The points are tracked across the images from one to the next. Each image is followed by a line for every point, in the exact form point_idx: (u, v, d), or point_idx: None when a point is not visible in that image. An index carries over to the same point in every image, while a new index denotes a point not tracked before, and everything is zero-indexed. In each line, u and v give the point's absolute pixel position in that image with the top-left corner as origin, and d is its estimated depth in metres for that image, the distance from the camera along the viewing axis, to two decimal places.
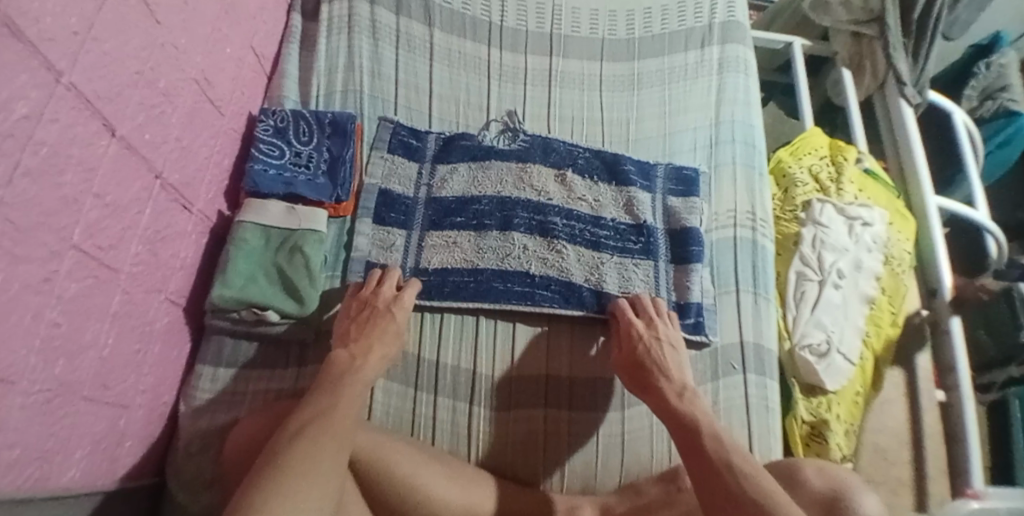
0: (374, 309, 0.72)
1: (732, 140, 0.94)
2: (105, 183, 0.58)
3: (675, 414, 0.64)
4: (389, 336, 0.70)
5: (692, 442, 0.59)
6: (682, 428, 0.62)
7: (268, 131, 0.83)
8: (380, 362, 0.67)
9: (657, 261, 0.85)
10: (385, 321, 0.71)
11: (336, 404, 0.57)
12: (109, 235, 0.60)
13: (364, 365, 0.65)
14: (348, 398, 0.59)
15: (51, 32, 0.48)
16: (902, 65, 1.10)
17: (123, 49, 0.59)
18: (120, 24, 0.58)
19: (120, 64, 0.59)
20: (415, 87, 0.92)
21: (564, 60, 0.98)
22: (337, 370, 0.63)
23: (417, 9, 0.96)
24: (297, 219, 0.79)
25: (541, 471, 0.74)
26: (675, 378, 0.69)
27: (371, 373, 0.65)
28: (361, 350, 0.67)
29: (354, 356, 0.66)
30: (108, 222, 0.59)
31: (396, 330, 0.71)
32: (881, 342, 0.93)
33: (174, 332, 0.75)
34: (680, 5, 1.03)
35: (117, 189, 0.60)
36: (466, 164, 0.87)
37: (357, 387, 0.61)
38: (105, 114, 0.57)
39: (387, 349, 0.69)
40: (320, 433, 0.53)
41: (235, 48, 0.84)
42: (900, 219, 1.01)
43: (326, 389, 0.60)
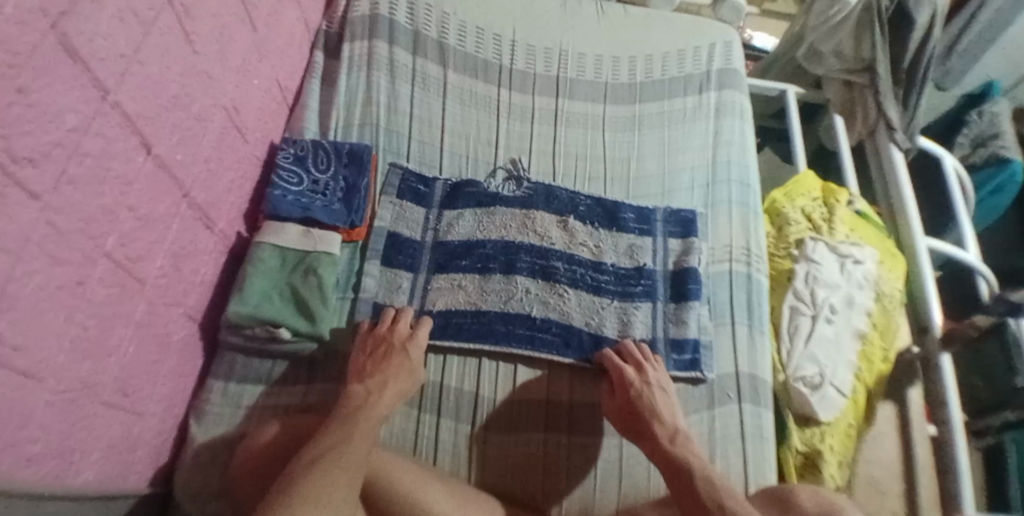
0: (389, 346, 0.75)
1: (728, 179, 0.99)
2: (140, 197, 0.63)
3: (670, 459, 0.68)
4: (403, 374, 0.72)
5: (684, 486, 0.65)
6: (673, 468, 0.67)
7: (289, 159, 0.88)
8: (392, 399, 0.70)
9: (655, 302, 0.88)
10: (399, 359, 0.74)
11: (350, 439, 0.60)
12: (138, 246, 0.64)
13: (378, 400, 0.68)
14: (360, 432, 0.62)
15: (102, 53, 0.53)
16: (891, 112, 1.15)
17: (164, 74, 0.65)
18: (163, 51, 0.64)
19: (160, 88, 0.64)
20: (428, 122, 0.97)
21: (569, 101, 1.04)
22: (354, 405, 0.67)
23: (433, 50, 1.02)
24: (311, 242, 0.83)
25: (545, 494, 0.75)
26: (668, 422, 0.73)
27: (383, 410, 0.67)
28: (376, 385, 0.70)
29: (369, 392, 0.69)
30: (138, 233, 0.63)
31: (410, 370, 0.74)
32: (874, 378, 0.95)
33: (189, 346, 0.78)
34: (679, 53, 1.09)
35: (150, 204, 0.65)
36: (472, 210, 0.91)
37: (370, 422, 0.64)
38: (144, 133, 0.62)
39: (401, 386, 0.72)
40: (331, 467, 0.56)
41: (262, 79, 0.90)
42: (890, 258, 1.05)
43: (340, 422, 0.63)
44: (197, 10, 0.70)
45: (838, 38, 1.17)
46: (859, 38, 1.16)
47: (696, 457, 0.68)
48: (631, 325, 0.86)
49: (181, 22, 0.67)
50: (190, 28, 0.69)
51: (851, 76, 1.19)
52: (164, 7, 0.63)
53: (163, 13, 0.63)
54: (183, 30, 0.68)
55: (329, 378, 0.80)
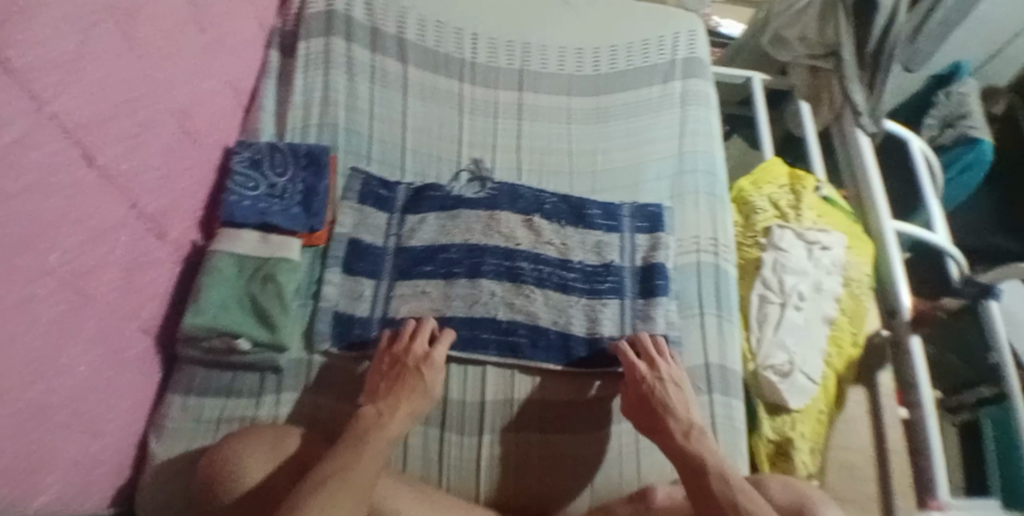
0: (404, 367, 0.74)
1: (695, 169, 0.99)
2: (86, 209, 0.60)
3: (683, 455, 0.68)
4: (415, 394, 0.71)
5: (700, 487, 0.64)
6: (687, 465, 0.67)
7: (244, 163, 0.85)
8: (405, 418, 0.69)
9: (623, 299, 0.88)
10: (413, 380, 0.72)
11: (357, 461, 0.60)
12: (85, 262, 0.61)
13: (390, 421, 0.67)
14: (370, 453, 0.62)
15: (38, 64, 0.51)
16: (857, 95, 1.14)
17: (106, 81, 0.62)
18: (104, 58, 0.61)
19: (102, 95, 0.61)
20: (389, 120, 0.95)
21: (533, 94, 1.02)
22: (366, 426, 0.66)
23: (392, 47, 1.00)
24: (270, 248, 0.81)
25: (549, 496, 0.75)
26: (682, 417, 0.72)
27: (395, 430, 0.67)
28: (388, 406, 0.69)
29: (381, 412, 0.68)
30: (85, 248, 0.61)
31: (424, 389, 0.72)
32: (843, 363, 0.96)
33: (146, 361, 0.76)
34: (643, 42, 1.08)
35: (96, 217, 0.62)
36: (436, 214, 0.89)
37: (378, 443, 0.63)
38: (85, 145, 0.59)
39: (415, 405, 0.70)
40: (337, 489, 0.56)
41: (213, 82, 0.85)
42: (859, 243, 1.06)
43: (349, 443, 0.63)
44: (137, 13, 0.67)
45: (801, 24, 1.18)
46: (823, 23, 1.15)
47: (713, 455, 0.67)
48: (602, 322, 0.85)
49: (119, 27, 0.64)
50: (130, 32, 0.66)
51: (815, 61, 1.20)
52: (99, 11, 0.60)
53: (99, 19, 0.60)
54: (123, 34, 0.65)
55: (293, 387, 0.78)
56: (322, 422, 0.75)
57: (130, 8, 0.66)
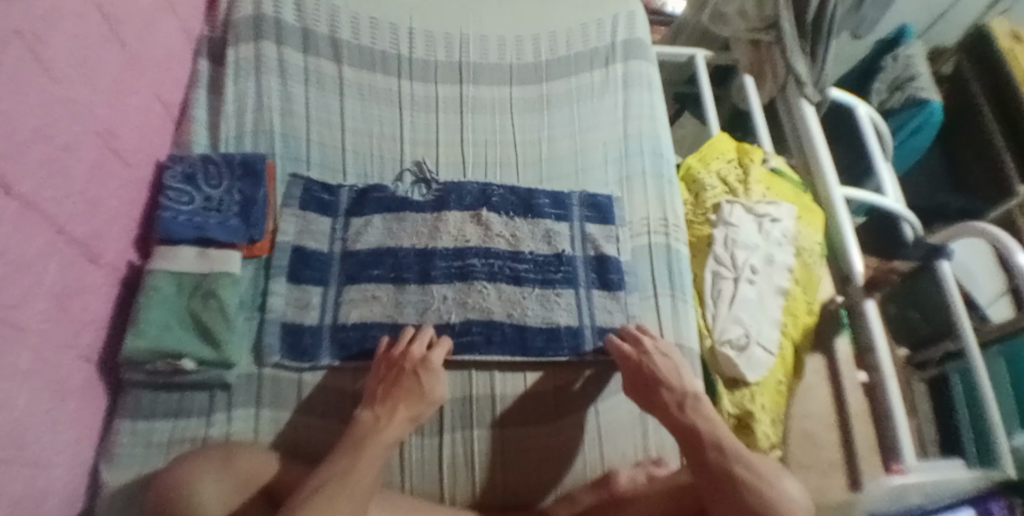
0: (402, 371, 0.73)
1: (641, 151, 0.99)
2: (10, 240, 0.56)
3: (683, 426, 0.67)
4: (413, 398, 0.70)
5: (698, 455, 0.63)
6: (686, 435, 0.66)
7: (177, 178, 0.82)
8: (404, 423, 0.68)
9: (576, 288, 0.87)
10: (412, 385, 0.71)
11: (355, 466, 0.59)
12: (14, 291, 0.57)
13: (387, 426, 0.66)
14: (367, 459, 0.61)
15: None
16: (799, 67, 1.14)
17: (20, 107, 0.56)
18: (16, 82, 0.55)
19: (19, 122, 0.56)
20: (327, 123, 0.93)
21: (474, 87, 1.01)
22: (361, 431, 0.66)
23: (325, 47, 0.98)
24: (209, 263, 0.79)
25: (534, 491, 0.76)
26: (676, 387, 0.71)
27: (392, 436, 0.66)
28: (386, 411, 0.68)
29: (379, 418, 0.67)
30: (12, 279, 0.57)
31: (423, 393, 0.71)
32: (799, 331, 0.97)
33: (89, 388, 0.73)
34: (583, 27, 1.09)
35: (19, 246, 0.58)
36: (381, 216, 0.88)
37: (376, 449, 0.63)
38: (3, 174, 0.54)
39: (414, 410, 0.69)
40: (337, 492, 0.55)
41: (139, 96, 0.80)
42: (809, 212, 1.07)
43: (347, 451, 0.62)
44: (50, 33, 0.61)
45: None
46: None
47: (709, 422, 0.66)
48: (556, 312, 0.85)
49: (33, 49, 0.58)
50: (46, 56, 0.60)
51: (757, 34, 1.19)
52: (11, 36, 0.54)
53: (11, 43, 0.54)
54: (37, 57, 0.59)
55: (246, 403, 0.76)
56: (284, 441, 0.74)
57: (44, 30, 0.59)
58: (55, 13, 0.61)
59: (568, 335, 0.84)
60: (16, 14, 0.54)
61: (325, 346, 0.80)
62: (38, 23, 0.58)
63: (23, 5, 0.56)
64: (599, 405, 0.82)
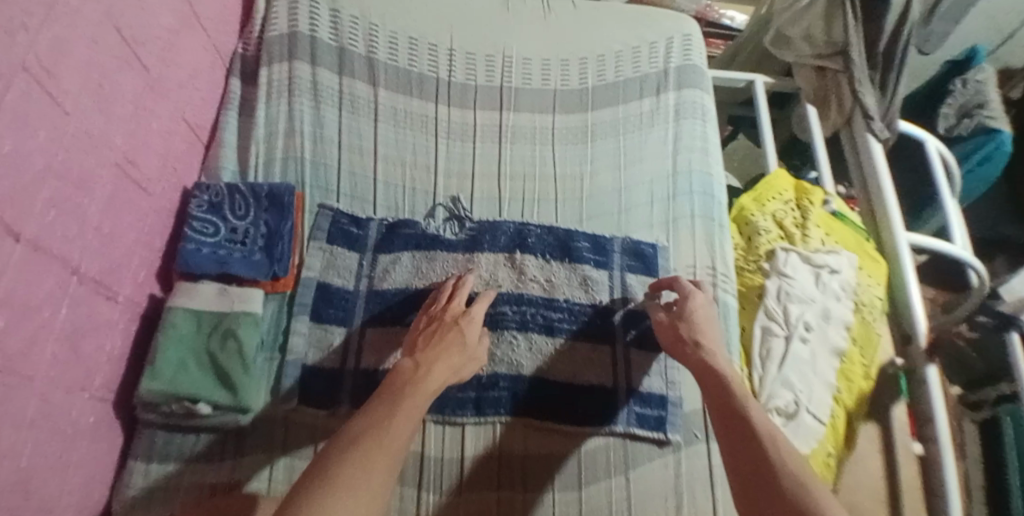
0: (441, 324, 0.70)
1: (690, 191, 0.92)
2: (15, 286, 0.52)
3: (714, 382, 0.64)
4: (456, 349, 0.67)
5: (729, 418, 0.60)
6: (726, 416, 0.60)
7: (202, 207, 0.79)
8: (444, 372, 0.63)
9: (614, 345, 0.82)
10: (452, 335, 0.68)
11: (392, 418, 0.54)
12: (21, 335, 0.54)
13: (427, 374, 0.62)
14: (408, 406, 0.57)
15: None
16: (868, 99, 1.06)
17: (26, 147, 0.52)
18: (23, 120, 0.52)
19: (25, 163, 0.52)
20: (359, 149, 0.89)
21: (514, 114, 0.95)
22: (400, 379, 0.61)
23: (361, 68, 0.93)
24: (229, 301, 0.75)
25: None
26: (717, 349, 0.69)
27: (435, 383, 0.61)
28: (427, 359, 0.64)
29: (417, 367, 0.63)
30: (18, 327, 0.54)
31: (464, 347, 0.68)
32: (853, 398, 0.89)
33: (102, 427, 0.70)
34: (633, 50, 1.02)
35: (27, 291, 0.54)
36: (410, 254, 0.83)
37: (417, 399, 0.58)
38: (6, 219, 0.51)
39: (454, 362, 0.65)
40: (374, 444, 0.51)
41: (164, 121, 0.77)
42: (872, 262, 0.98)
43: (384, 400, 0.57)
44: (60, 65, 0.57)
45: (806, 22, 1.09)
46: (829, 19, 1.07)
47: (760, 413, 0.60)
48: (588, 371, 0.80)
49: (42, 85, 0.54)
50: (56, 89, 0.56)
51: (823, 61, 1.10)
52: (15, 72, 0.50)
53: (16, 80, 0.50)
54: (46, 91, 0.55)
55: (260, 449, 0.72)
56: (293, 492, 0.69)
57: (53, 62, 0.56)
58: (66, 43, 0.57)
59: (601, 402, 0.78)
60: (22, 48, 0.51)
61: (344, 394, 0.75)
62: (46, 55, 0.54)
63: (28, 37, 0.52)
64: (630, 472, 0.75)
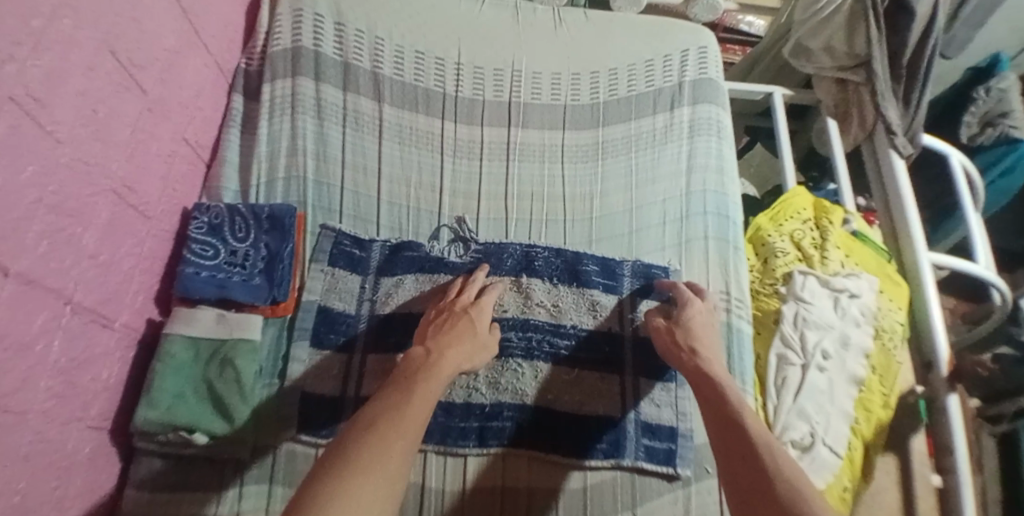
0: (451, 315, 0.70)
1: (704, 212, 0.89)
2: (5, 323, 0.51)
3: (704, 381, 0.64)
4: (468, 337, 0.66)
5: (721, 413, 0.59)
6: (726, 423, 0.58)
7: (202, 229, 0.77)
8: (457, 357, 0.63)
9: (623, 374, 0.79)
10: (463, 324, 0.68)
11: (406, 402, 0.53)
12: (13, 373, 0.53)
13: (440, 359, 0.61)
14: (423, 389, 0.56)
15: None
16: (891, 113, 1.02)
17: (16, 180, 0.51)
18: (13, 153, 0.50)
19: (15, 197, 0.51)
20: (363, 168, 0.87)
21: (523, 131, 0.93)
22: (413, 364, 0.60)
23: (366, 84, 0.91)
24: (227, 327, 0.74)
25: None
26: (711, 350, 0.69)
27: (449, 367, 0.61)
28: (439, 346, 0.64)
29: (429, 353, 0.62)
30: (10, 364, 0.52)
31: (475, 335, 0.67)
32: (871, 429, 0.85)
33: (99, 456, 0.69)
34: (646, 64, 0.98)
35: (19, 327, 0.53)
36: (413, 277, 0.80)
37: (431, 383, 0.57)
38: None
39: (467, 349, 0.65)
40: (388, 429, 0.49)
41: (163, 142, 0.76)
42: (893, 286, 0.94)
43: (399, 384, 0.57)
44: (52, 95, 0.55)
45: (827, 33, 1.04)
46: (851, 31, 1.02)
47: (759, 423, 0.58)
48: (595, 401, 0.77)
49: (33, 116, 0.52)
50: (49, 119, 0.55)
51: (844, 73, 1.07)
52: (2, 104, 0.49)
53: (4, 112, 0.49)
54: (36, 121, 0.53)
55: (257, 478, 0.70)
56: None
57: (45, 92, 0.54)
58: (58, 71, 0.56)
59: (607, 434, 0.75)
60: (9, 80, 0.49)
61: (343, 422, 0.73)
62: (36, 85, 0.53)
63: (16, 68, 0.50)
64: (637, 509, 0.72)
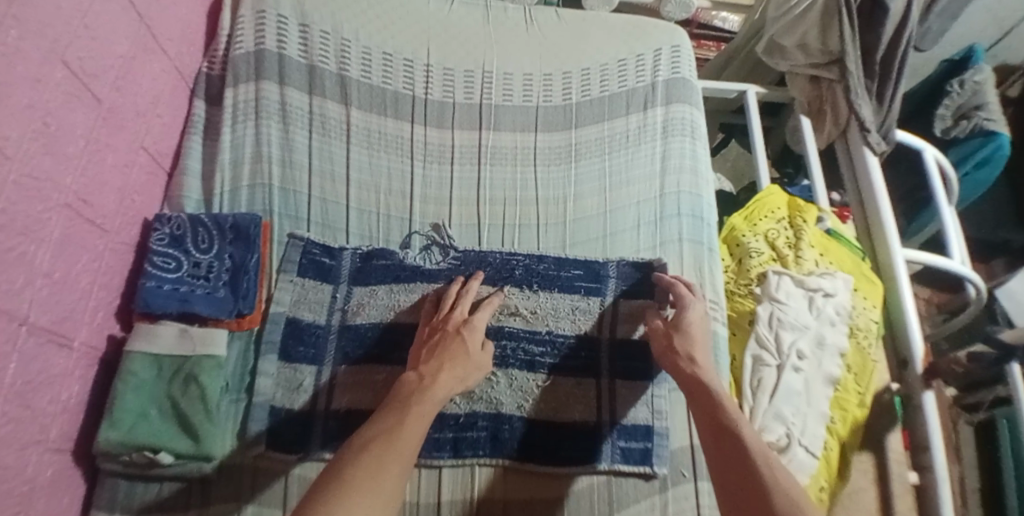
0: (444, 333, 0.69)
1: (678, 214, 0.88)
2: None
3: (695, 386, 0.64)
4: (460, 358, 0.65)
5: (719, 423, 0.59)
6: (722, 441, 0.57)
7: (162, 241, 0.75)
8: (450, 382, 0.62)
9: (599, 379, 0.78)
10: (455, 345, 0.67)
11: (400, 429, 0.54)
12: None
13: (433, 383, 0.61)
14: (415, 415, 0.56)
15: None
16: (865, 110, 1.02)
17: None
18: None
19: None
20: (331, 175, 0.85)
21: (494, 133, 0.92)
22: (407, 389, 0.61)
23: (332, 88, 0.89)
24: (191, 343, 0.71)
25: None
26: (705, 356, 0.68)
27: (441, 393, 0.60)
28: (432, 369, 0.63)
29: (423, 377, 0.62)
30: None
31: (468, 355, 0.66)
32: (848, 428, 0.86)
33: (61, 479, 0.67)
34: (620, 63, 0.97)
35: None
36: (386, 287, 0.79)
37: (424, 408, 0.57)
38: None
39: (459, 370, 0.64)
40: (382, 455, 0.50)
41: (120, 153, 0.74)
42: (866, 283, 0.95)
43: (393, 411, 0.57)
44: None
45: (801, 30, 1.03)
46: (825, 27, 1.01)
47: (752, 430, 0.58)
48: (571, 408, 0.76)
49: None
50: None
51: (819, 70, 1.07)
52: None
53: None
54: None
55: (226, 499, 0.68)
56: None
57: None
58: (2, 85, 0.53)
59: (584, 440, 0.75)
60: None
61: (314, 437, 0.72)
62: None
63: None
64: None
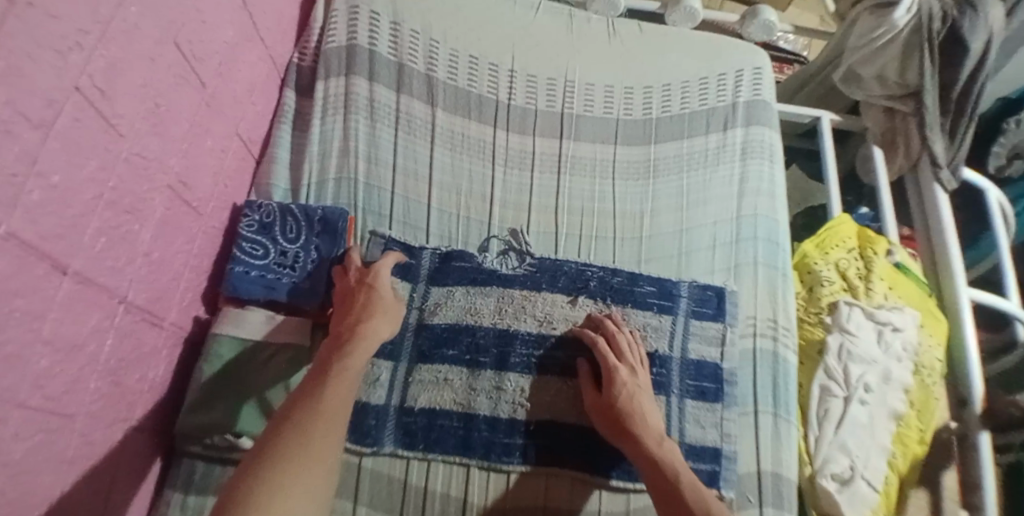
0: (352, 289, 0.70)
1: (754, 237, 0.88)
2: (59, 326, 0.48)
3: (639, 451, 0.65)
4: (373, 306, 0.67)
5: (668, 490, 0.61)
6: (667, 501, 0.60)
7: (252, 228, 0.76)
8: (371, 328, 0.64)
9: (670, 397, 0.77)
10: (365, 295, 0.69)
11: (321, 392, 0.54)
12: (66, 375, 0.51)
13: (354, 335, 0.62)
14: (338, 375, 0.57)
15: (9, 169, 0.39)
16: (937, 147, 1.02)
17: (76, 176, 0.48)
18: (73, 147, 0.47)
19: (76, 195, 0.48)
20: (415, 174, 0.85)
21: (574, 143, 0.92)
22: (326, 351, 0.61)
23: (419, 87, 0.89)
24: (276, 331, 0.73)
25: None
26: (641, 406, 0.69)
27: (365, 341, 0.62)
28: (350, 325, 0.64)
29: (342, 335, 0.63)
30: (61, 367, 0.49)
31: (381, 300, 0.68)
32: (908, 464, 0.85)
33: (142, 459, 0.67)
34: (701, 82, 0.97)
35: (72, 328, 0.51)
36: (463, 289, 0.79)
37: (348, 363, 0.58)
38: (55, 255, 0.46)
39: (378, 316, 0.66)
40: (300, 421, 0.51)
41: (217, 139, 0.74)
42: (931, 319, 0.94)
43: (314, 374, 0.57)
44: (115, 87, 0.52)
45: (880, 62, 1.03)
46: (905, 60, 1.01)
47: (695, 482, 0.61)
48: None
49: (97, 107, 0.49)
50: (112, 113, 0.52)
51: (893, 102, 1.07)
52: (67, 96, 0.45)
53: (69, 104, 0.45)
54: (100, 114, 0.50)
55: None
56: None
57: (110, 82, 0.51)
58: (120, 62, 0.52)
59: None
60: (76, 69, 0.46)
61: (388, 431, 0.73)
62: (103, 75, 0.50)
63: (82, 58, 0.47)
64: None
